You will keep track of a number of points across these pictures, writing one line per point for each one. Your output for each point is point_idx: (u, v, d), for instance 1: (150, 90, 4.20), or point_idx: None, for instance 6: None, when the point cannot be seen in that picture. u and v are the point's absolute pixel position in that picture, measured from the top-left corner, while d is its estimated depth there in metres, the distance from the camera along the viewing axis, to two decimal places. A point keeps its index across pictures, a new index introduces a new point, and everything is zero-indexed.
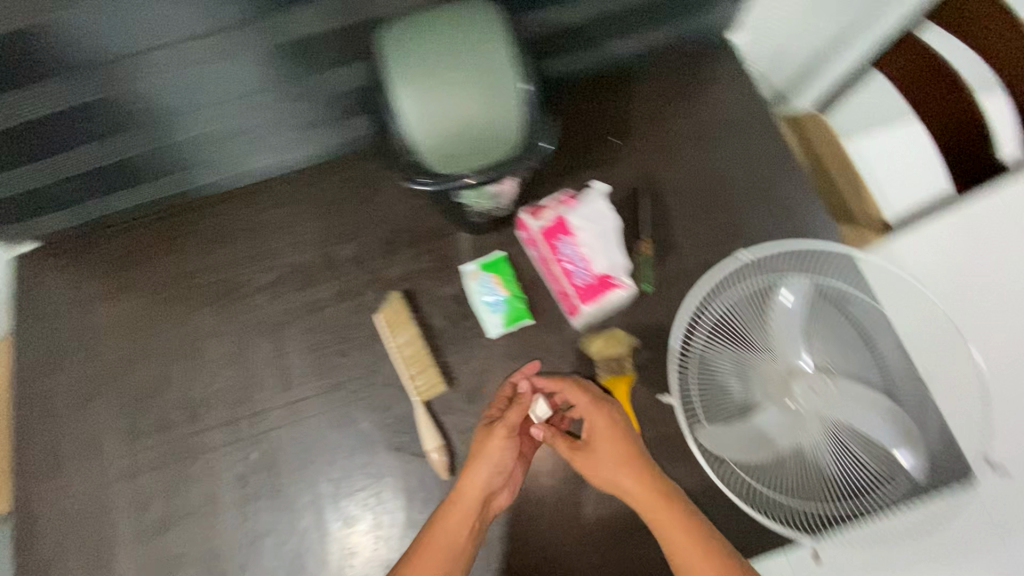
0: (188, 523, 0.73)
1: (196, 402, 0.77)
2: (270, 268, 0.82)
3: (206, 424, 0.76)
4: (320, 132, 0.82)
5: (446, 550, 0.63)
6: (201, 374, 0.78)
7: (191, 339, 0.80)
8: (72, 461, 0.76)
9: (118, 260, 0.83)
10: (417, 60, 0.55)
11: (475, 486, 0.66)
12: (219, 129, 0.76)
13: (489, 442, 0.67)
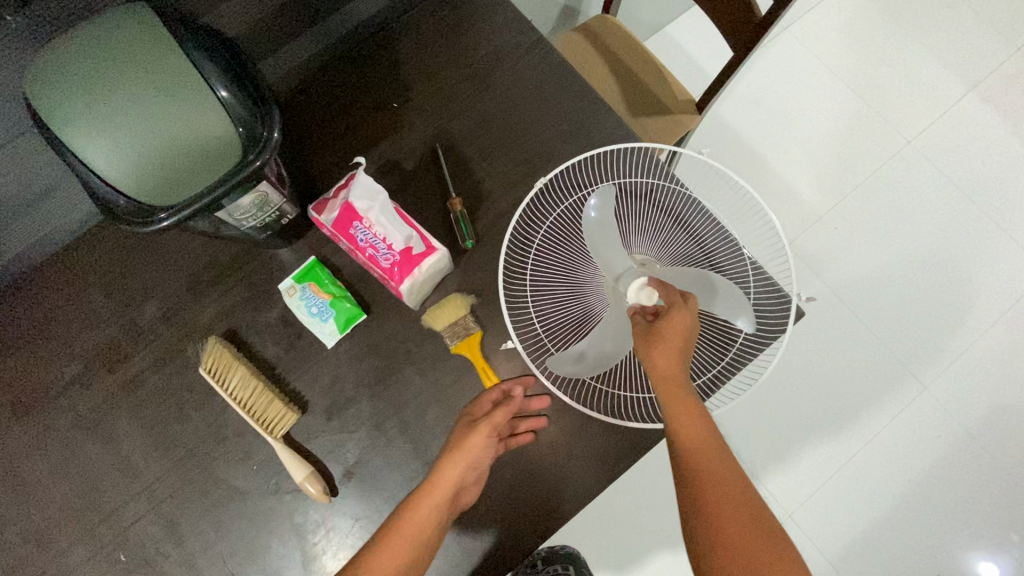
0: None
1: (35, 529, 0.69)
2: (71, 359, 0.73)
3: (58, 547, 0.68)
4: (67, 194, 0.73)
5: (416, 547, 0.58)
6: (30, 498, 0.70)
7: (5, 466, 0.70)
8: None
9: None
10: (76, 102, 0.48)
11: (452, 481, 0.62)
12: None
13: (467, 437, 0.64)
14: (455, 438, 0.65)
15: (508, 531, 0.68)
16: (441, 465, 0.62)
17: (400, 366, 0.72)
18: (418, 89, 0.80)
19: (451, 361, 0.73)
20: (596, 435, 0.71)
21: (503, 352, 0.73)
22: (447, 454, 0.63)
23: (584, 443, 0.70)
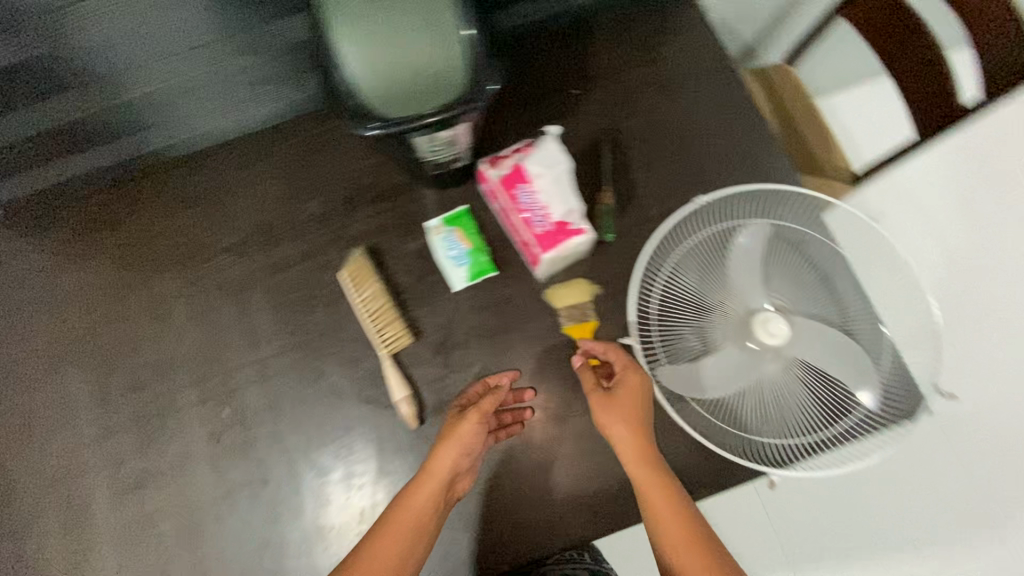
0: (163, 480, 0.74)
1: (165, 362, 0.78)
2: (233, 229, 0.82)
3: (178, 384, 0.77)
4: (269, 91, 0.83)
5: (416, 528, 0.61)
6: (168, 335, 0.79)
7: (157, 301, 0.80)
8: (47, 423, 0.77)
9: (80, 229, 0.83)
10: (354, 7, 0.55)
11: (448, 468, 0.64)
12: (170, 88, 0.79)
13: (460, 425, 0.66)
14: (448, 426, 0.67)
15: (567, 510, 0.71)
16: (436, 454, 0.64)
17: (512, 328, 0.76)
18: (600, 81, 0.84)
19: (560, 340, 0.75)
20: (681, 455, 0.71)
21: (612, 348, 0.74)
22: (440, 442, 0.65)
23: None
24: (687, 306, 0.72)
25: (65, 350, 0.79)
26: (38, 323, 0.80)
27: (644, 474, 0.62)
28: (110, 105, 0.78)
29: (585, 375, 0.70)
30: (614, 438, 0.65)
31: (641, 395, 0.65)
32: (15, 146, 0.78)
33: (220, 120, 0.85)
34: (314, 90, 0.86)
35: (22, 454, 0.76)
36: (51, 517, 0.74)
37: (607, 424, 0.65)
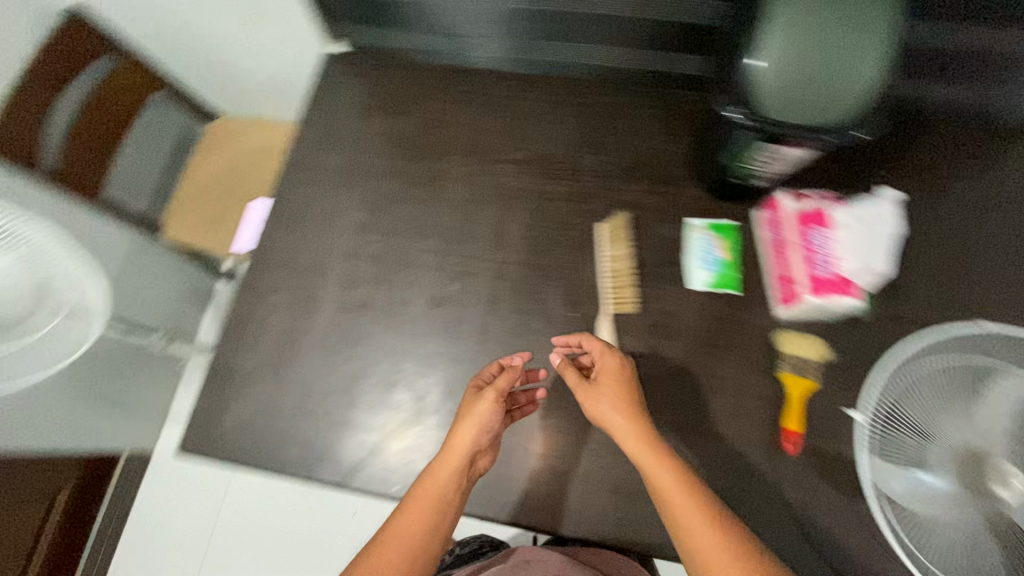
0: (380, 312, 0.84)
1: (422, 225, 0.89)
2: (524, 148, 0.92)
3: (423, 246, 0.87)
4: (607, 49, 0.89)
5: (434, 506, 0.66)
6: (434, 206, 0.90)
7: (437, 175, 0.92)
8: (313, 225, 0.90)
9: (404, 91, 0.98)
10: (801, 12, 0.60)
11: (466, 447, 0.67)
12: (531, 12, 0.86)
13: (476, 404, 0.69)
14: (464, 405, 0.70)
15: None
16: (455, 431, 0.68)
17: (729, 345, 0.77)
18: (912, 172, 0.83)
19: (769, 380, 0.75)
20: (843, 544, 0.69)
21: (816, 413, 0.73)
22: (457, 423, 0.69)
23: (822, 536, 0.69)
24: (897, 424, 0.68)
25: (353, 176, 0.93)
26: (341, 146, 0.95)
27: (654, 463, 0.64)
28: (478, 5, 0.87)
29: (567, 372, 0.73)
30: (611, 429, 0.67)
31: (618, 386, 0.69)
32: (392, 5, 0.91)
33: (552, 56, 0.92)
34: (645, 68, 0.90)
35: (285, 238, 0.90)
36: (283, 295, 0.86)
37: (599, 416, 0.68)
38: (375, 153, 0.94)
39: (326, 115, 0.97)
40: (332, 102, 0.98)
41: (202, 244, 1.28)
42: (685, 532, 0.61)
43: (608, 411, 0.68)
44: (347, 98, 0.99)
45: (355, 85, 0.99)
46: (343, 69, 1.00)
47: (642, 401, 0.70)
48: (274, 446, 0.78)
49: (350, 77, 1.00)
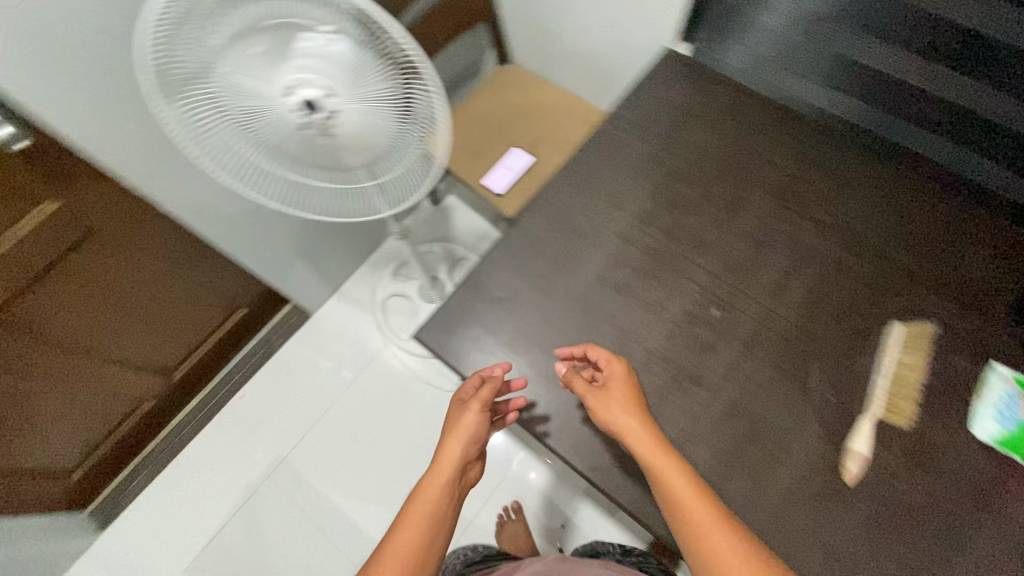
0: (634, 303, 0.84)
1: (704, 241, 0.87)
2: (827, 221, 0.88)
3: (698, 260, 0.86)
4: (964, 149, 0.86)
5: (428, 518, 0.70)
6: (722, 227, 0.88)
7: (735, 201, 0.90)
8: (600, 196, 0.92)
9: (732, 113, 0.97)
10: None
11: (456, 455, 0.75)
12: (907, 83, 0.85)
13: (460, 419, 0.77)
14: (450, 420, 0.78)
15: None
16: (445, 446, 0.76)
17: (992, 509, 0.70)
18: None
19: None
20: None
21: None
22: (446, 435, 0.77)
23: None
24: None
25: (651, 168, 0.93)
26: (651, 137, 0.96)
27: (668, 467, 0.68)
28: (856, 57, 0.87)
29: (577, 380, 0.76)
30: (623, 433, 0.71)
31: (625, 391, 0.74)
32: (767, 28, 0.94)
33: (897, 133, 0.90)
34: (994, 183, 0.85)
35: (570, 197, 0.92)
36: (549, 246, 0.89)
37: (615, 421, 0.72)
38: (681, 156, 0.94)
39: (648, 104, 0.99)
40: (658, 94, 1.00)
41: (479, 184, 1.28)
42: (698, 540, 0.64)
43: (626, 421, 0.71)
44: (672, 96, 0.99)
45: (685, 86, 1.00)
46: (679, 68, 1.01)
47: (645, 407, 0.74)
48: None
49: (683, 78, 1.01)
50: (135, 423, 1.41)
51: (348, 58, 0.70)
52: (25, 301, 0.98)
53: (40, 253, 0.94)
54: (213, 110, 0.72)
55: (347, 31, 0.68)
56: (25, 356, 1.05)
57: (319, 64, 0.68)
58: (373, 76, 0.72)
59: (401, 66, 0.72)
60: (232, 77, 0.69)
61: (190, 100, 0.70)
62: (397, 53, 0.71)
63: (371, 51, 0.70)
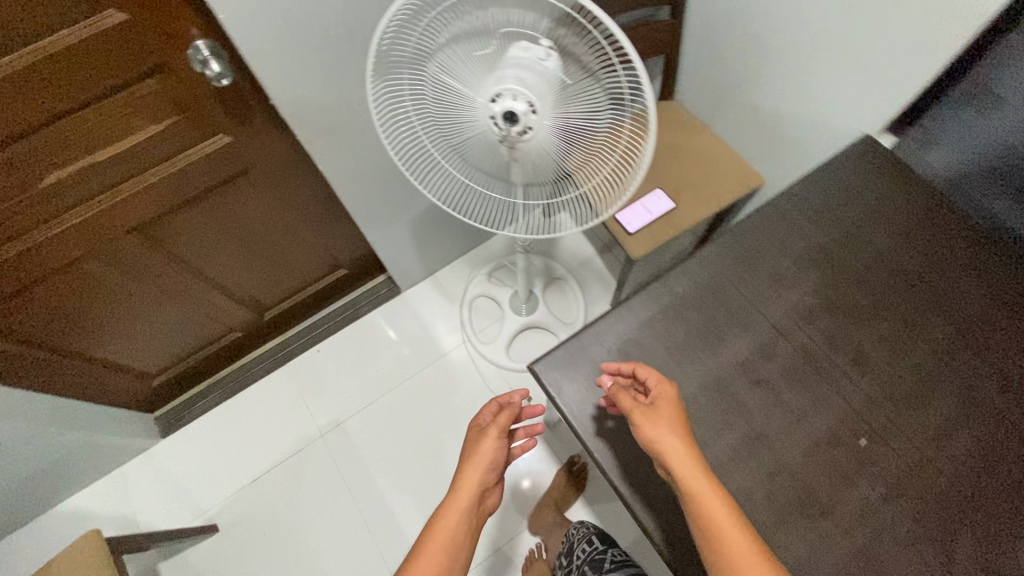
0: (775, 405, 0.76)
1: (866, 359, 0.78)
2: (990, 363, 0.77)
3: (856, 378, 0.77)
4: None
5: (446, 547, 0.70)
6: (889, 349, 0.79)
7: (910, 325, 0.80)
8: (758, 275, 0.84)
9: (925, 224, 0.87)
10: None
11: (475, 482, 0.76)
12: None
13: (482, 443, 0.79)
14: (471, 444, 0.80)
15: None
16: (461, 472, 0.77)
17: None
18: None
19: None
20: None
21: None
22: (468, 457, 0.79)
23: None
24: None
25: (825, 262, 0.85)
26: (831, 228, 0.88)
27: (710, 499, 0.61)
28: None
29: (621, 395, 0.70)
30: (663, 453, 0.65)
31: (670, 411, 0.68)
32: (993, 149, 0.84)
33: None
34: None
35: (724, 267, 0.85)
36: (691, 313, 0.83)
37: (656, 442, 0.65)
38: (861, 258, 0.85)
39: (832, 192, 0.91)
40: (845, 184, 0.92)
41: (654, 241, 1.18)
42: None
43: (671, 443, 0.65)
44: (862, 191, 0.91)
45: (878, 184, 0.91)
46: (875, 162, 0.92)
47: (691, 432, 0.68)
48: (599, 428, 0.79)
49: (880, 174, 0.91)
50: (219, 347, 1.46)
51: (564, 78, 0.64)
52: (170, 221, 1.02)
53: (198, 182, 0.97)
54: (414, 98, 0.71)
55: (572, 52, 0.63)
56: (153, 269, 1.11)
57: (534, 78, 0.63)
58: (581, 102, 0.66)
59: (614, 100, 0.65)
60: (445, 71, 0.67)
61: (396, 83, 0.70)
62: (614, 86, 0.63)
63: (589, 78, 0.64)
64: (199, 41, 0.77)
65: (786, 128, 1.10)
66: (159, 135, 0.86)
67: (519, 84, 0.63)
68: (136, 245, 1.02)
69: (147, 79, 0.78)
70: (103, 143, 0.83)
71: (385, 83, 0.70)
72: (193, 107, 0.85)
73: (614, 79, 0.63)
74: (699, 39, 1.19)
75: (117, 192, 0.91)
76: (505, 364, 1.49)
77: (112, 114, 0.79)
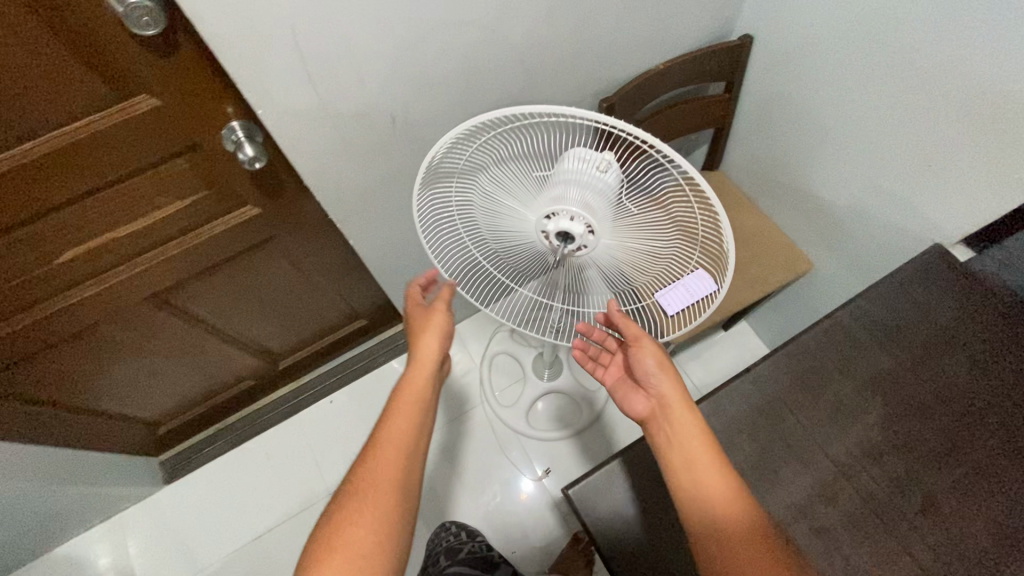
0: (834, 560, 0.69)
1: (938, 509, 0.70)
2: None
3: (926, 532, 0.69)
4: None
5: (410, 427, 0.66)
6: (965, 499, 0.70)
7: (990, 472, 0.71)
8: (817, 400, 0.78)
9: (1001, 353, 0.78)
10: None
11: (433, 356, 0.71)
12: None
13: (431, 319, 0.72)
14: (417, 322, 0.73)
15: None
16: (413, 351, 0.71)
17: None
18: None
19: None
20: None
21: None
22: (419, 333, 0.72)
23: None
24: None
25: (892, 391, 0.77)
26: (898, 350, 0.80)
27: (685, 422, 0.64)
28: None
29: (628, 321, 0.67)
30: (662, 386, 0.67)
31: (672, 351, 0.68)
32: None
33: None
34: None
35: (780, 388, 0.79)
36: (744, 438, 0.76)
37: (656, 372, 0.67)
38: (932, 387, 0.77)
39: (898, 308, 0.84)
40: (913, 300, 0.85)
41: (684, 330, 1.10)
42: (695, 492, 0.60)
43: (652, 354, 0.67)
44: (932, 311, 0.83)
45: (948, 303, 0.84)
46: (947, 275, 0.85)
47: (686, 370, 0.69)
48: None
49: (950, 292, 0.84)
50: (231, 395, 1.41)
51: (630, 209, 0.59)
52: (190, 288, 0.98)
53: (222, 250, 0.93)
54: (458, 209, 0.67)
55: (640, 184, 0.58)
56: (170, 332, 1.06)
57: (596, 207, 0.58)
58: (647, 232, 0.60)
59: (683, 233, 0.59)
60: (497, 189, 0.63)
61: (442, 196, 0.65)
62: (685, 220, 0.58)
63: (658, 210, 0.58)
64: (235, 122, 0.72)
65: (846, 219, 1.03)
66: (184, 210, 0.81)
67: (580, 209, 0.59)
68: (154, 311, 0.98)
69: (177, 158, 0.74)
70: (126, 219, 0.78)
71: (429, 198, 0.65)
72: (223, 184, 0.81)
73: (686, 213, 0.57)
74: (753, 116, 1.13)
75: (137, 264, 0.86)
76: (522, 427, 1.41)
77: (137, 192, 0.75)
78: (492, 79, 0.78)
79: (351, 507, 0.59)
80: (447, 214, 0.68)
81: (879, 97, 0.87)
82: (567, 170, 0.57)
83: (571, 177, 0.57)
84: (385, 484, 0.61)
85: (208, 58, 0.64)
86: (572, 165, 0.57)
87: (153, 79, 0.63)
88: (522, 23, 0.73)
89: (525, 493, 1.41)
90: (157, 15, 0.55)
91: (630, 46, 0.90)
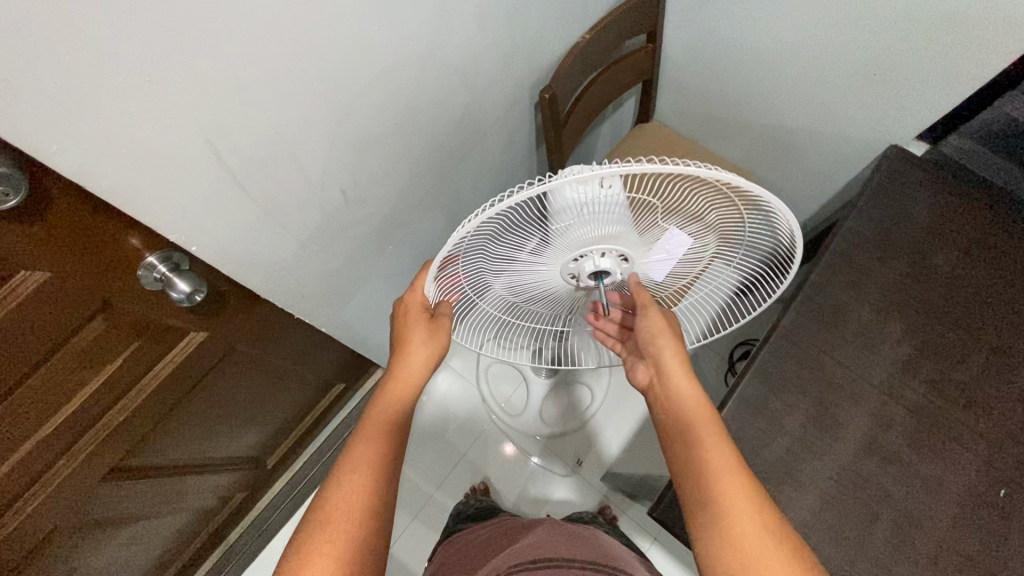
0: (910, 480, 0.71)
1: (978, 400, 0.74)
2: None
3: (977, 425, 0.73)
4: None
5: (388, 437, 0.55)
6: (998, 382, 0.74)
7: (1010, 348, 0.76)
8: (845, 335, 0.79)
9: (981, 233, 0.83)
10: None
11: (418, 374, 0.60)
12: None
13: (414, 329, 0.59)
14: (400, 331, 0.60)
15: None
16: (401, 359, 0.60)
17: None
18: None
19: None
20: None
21: None
22: (405, 340, 0.59)
23: None
24: None
25: (904, 303, 0.80)
26: (896, 260, 0.83)
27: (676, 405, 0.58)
28: None
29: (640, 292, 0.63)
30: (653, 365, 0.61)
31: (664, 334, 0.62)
32: None
33: None
34: None
35: (809, 336, 0.80)
36: (796, 397, 0.77)
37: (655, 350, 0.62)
38: (936, 284, 0.81)
39: (884, 216, 0.86)
40: (892, 203, 0.87)
41: None
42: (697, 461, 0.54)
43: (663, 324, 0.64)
44: (914, 210, 0.86)
45: (925, 199, 0.86)
46: (913, 172, 0.88)
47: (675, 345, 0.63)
48: None
49: (924, 187, 0.87)
50: (223, 517, 1.18)
51: (670, 230, 0.57)
52: (153, 444, 0.82)
53: (175, 393, 0.77)
54: (470, 265, 0.60)
55: (682, 206, 0.54)
56: (140, 498, 0.89)
57: (634, 235, 0.56)
58: (685, 240, 0.59)
59: (724, 234, 0.60)
60: (518, 241, 0.57)
61: (453, 261, 0.58)
62: (727, 224, 0.58)
63: (698, 224, 0.57)
64: (150, 257, 0.56)
65: (798, 141, 1.03)
66: (117, 372, 0.66)
67: (617, 240, 0.56)
68: (117, 486, 0.81)
69: (90, 324, 0.58)
70: (48, 413, 0.62)
71: (438, 268, 0.57)
72: (154, 324, 0.65)
73: (730, 218, 0.56)
74: (676, 63, 1.09)
75: (80, 449, 0.70)
76: (541, 432, 1.32)
77: (51, 382, 0.59)
78: (430, 114, 0.68)
79: (315, 539, 0.48)
80: (457, 271, 0.61)
81: (805, 19, 0.85)
82: (607, 213, 0.51)
83: (613, 219, 0.52)
84: (354, 513, 0.49)
85: (94, 201, 0.48)
86: (612, 209, 0.51)
87: (29, 251, 0.47)
88: (448, 42, 0.62)
89: (511, 447, 1.39)
90: (15, 181, 0.40)
91: (555, 22, 0.80)
